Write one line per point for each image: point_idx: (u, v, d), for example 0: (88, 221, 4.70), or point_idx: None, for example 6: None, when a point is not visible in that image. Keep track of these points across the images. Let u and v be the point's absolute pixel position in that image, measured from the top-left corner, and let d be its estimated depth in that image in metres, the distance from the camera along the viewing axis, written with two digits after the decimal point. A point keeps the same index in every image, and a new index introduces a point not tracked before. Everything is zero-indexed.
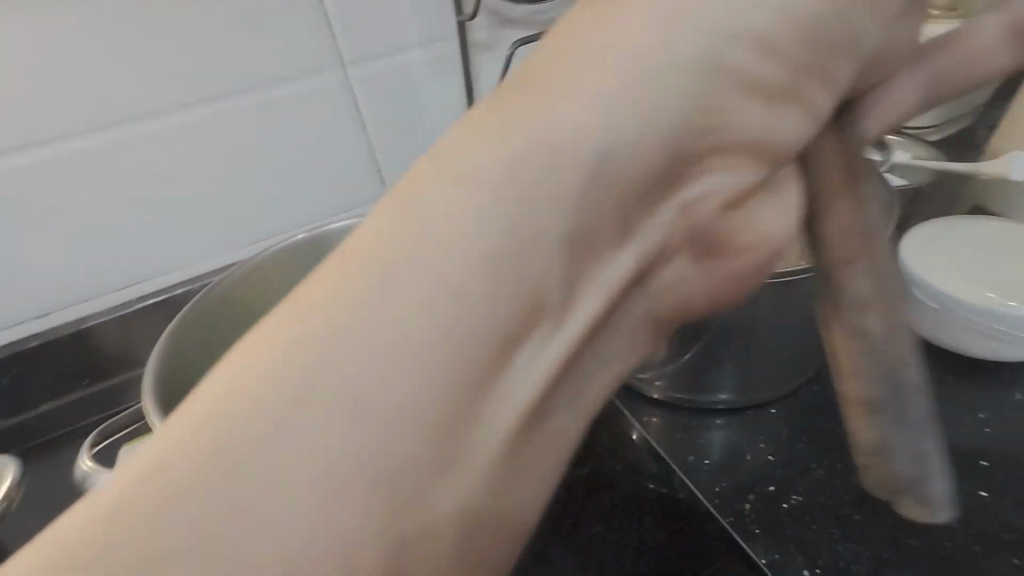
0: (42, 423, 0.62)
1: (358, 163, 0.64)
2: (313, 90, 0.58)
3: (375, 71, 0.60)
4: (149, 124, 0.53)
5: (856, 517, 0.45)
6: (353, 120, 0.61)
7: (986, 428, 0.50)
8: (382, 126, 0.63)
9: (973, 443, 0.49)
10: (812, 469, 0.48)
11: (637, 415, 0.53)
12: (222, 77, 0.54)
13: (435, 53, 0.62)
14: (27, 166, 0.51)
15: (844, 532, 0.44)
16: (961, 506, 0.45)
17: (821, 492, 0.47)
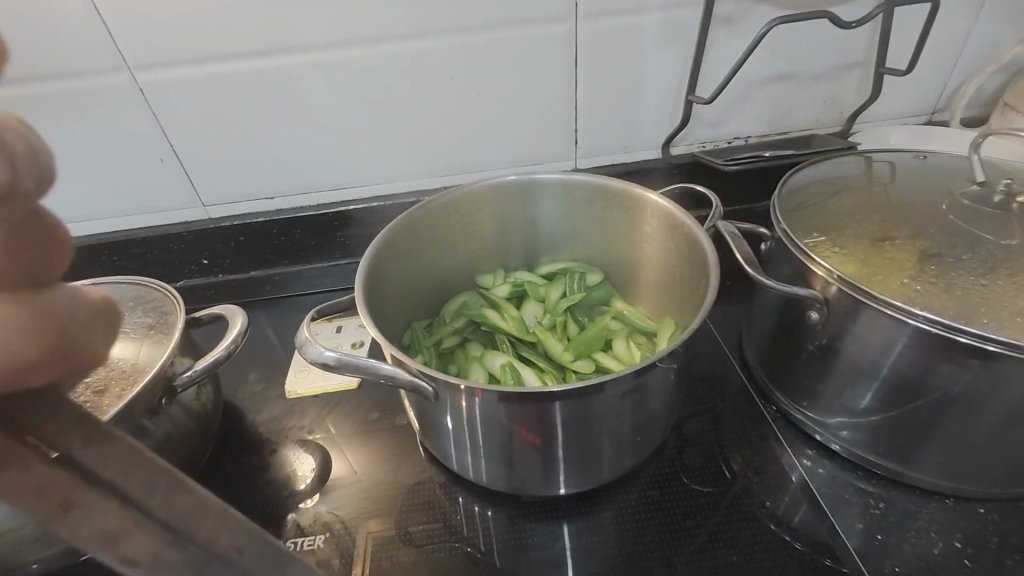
0: (286, 275, 0.81)
1: (564, 114, 0.73)
2: (539, 38, 0.67)
3: (607, 29, 0.67)
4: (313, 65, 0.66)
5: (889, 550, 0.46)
6: (571, 72, 0.70)
7: (948, 500, 0.47)
8: (598, 82, 0.71)
9: (933, 500, 0.47)
10: (858, 493, 0.49)
11: (784, 443, 0.53)
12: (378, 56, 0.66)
13: (669, 21, 0.67)
14: (332, 60, 0.66)
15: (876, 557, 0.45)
16: (1004, 567, 0.44)
17: (853, 505, 0.48)
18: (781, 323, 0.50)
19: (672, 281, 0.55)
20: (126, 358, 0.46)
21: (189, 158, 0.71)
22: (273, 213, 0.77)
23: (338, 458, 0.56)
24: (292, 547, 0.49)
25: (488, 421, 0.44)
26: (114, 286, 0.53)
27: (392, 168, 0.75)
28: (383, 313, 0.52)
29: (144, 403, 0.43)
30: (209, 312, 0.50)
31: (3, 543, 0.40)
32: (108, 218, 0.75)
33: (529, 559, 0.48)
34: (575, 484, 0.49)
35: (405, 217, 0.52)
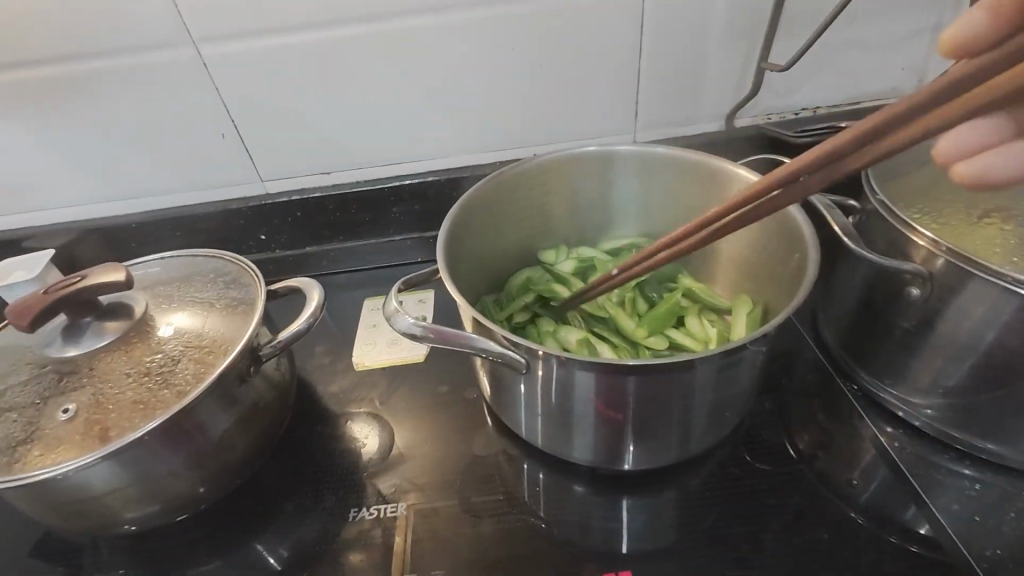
0: (339, 251, 0.82)
1: (626, 86, 0.71)
2: (608, 4, 0.65)
3: None
4: (374, 35, 0.65)
5: (986, 530, 0.44)
6: (637, 40, 0.67)
7: None
8: (663, 50, 0.68)
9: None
10: (948, 475, 0.48)
11: (864, 422, 0.52)
12: (441, 25, 0.65)
13: None
14: (394, 30, 0.65)
15: (973, 538, 0.44)
16: None
17: (942, 485, 0.47)
18: (869, 299, 0.48)
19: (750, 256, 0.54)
20: (212, 327, 0.46)
21: (249, 132, 0.71)
22: (330, 188, 0.77)
23: (409, 429, 0.57)
24: (374, 514, 0.50)
25: (572, 393, 0.44)
26: (191, 259, 0.53)
27: (447, 142, 0.74)
28: (457, 288, 0.52)
29: (236, 369, 0.44)
30: (288, 284, 0.50)
31: (106, 501, 0.42)
32: (172, 194, 0.76)
33: (605, 532, 0.48)
34: (652, 460, 0.49)
35: (479, 187, 0.51)
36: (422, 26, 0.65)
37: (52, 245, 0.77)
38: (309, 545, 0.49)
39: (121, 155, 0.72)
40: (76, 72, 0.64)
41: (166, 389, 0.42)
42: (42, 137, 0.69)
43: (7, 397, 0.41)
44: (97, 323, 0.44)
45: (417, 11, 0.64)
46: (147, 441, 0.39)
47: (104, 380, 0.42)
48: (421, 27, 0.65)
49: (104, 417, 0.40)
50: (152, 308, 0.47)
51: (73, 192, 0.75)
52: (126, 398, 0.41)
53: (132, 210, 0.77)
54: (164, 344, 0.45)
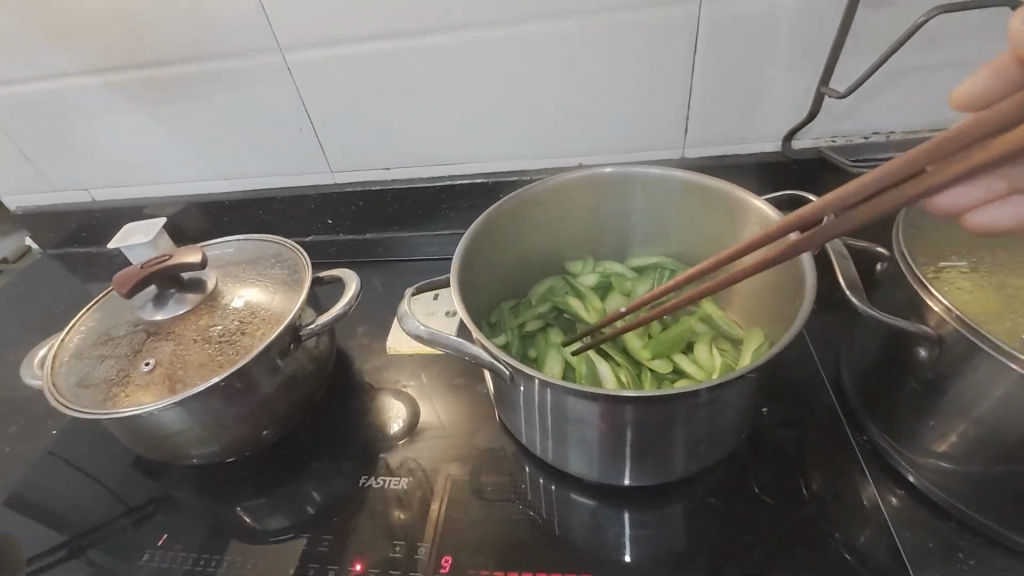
0: (393, 239, 0.90)
1: (676, 102, 0.71)
2: (660, 23, 0.65)
3: (734, 13, 0.63)
4: (433, 48, 0.70)
5: None
6: (689, 58, 0.67)
7: None
8: (717, 69, 0.67)
9: None
10: (947, 543, 0.46)
11: (866, 475, 0.51)
12: (495, 40, 0.68)
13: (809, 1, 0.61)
14: (452, 43, 0.69)
15: None
16: None
17: (937, 551, 0.46)
18: (885, 352, 0.47)
19: (767, 290, 0.53)
20: (264, 307, 0.54)
21: (323, 130, 0.80)
22: (389, 182, 0.84)
23: (426, 413, 0.63)
24: (381, 484, 0.57)
25: (559, 405, 0.47)
26: (258, 244, 0.62)
27: (496, 146, 0.78)
28: (478, 291, 0.57)
29: (279, 344, 0.52)
30: (332, 274, 0.58)
31: (174, 440, 0.52)
32: (257, 178, 0.87)
33: (582, 535, 0.52)
34: (634, 477, 0.51)
35: (505, 202, 0.55)
36: (478, 41, 0.69)
37: (165, 214, 0.92)
38: (328, 500, 0.57)
39: (219, 143, 0.83)
40: (187, 73, 0.75)
41: (222, 354, 0.51)
42: (160, 125, 0.82)
43: (110, 346, 0.53)
44: (179, 294, 0.54)
45: (473, 26, 0.68)
46: (205, 397, 0.49)
47: (178, 341, 0.52)
48: (477, 41, 0.69)
49: (175, 371, 0.50)
50: (220, 284, 0.57)
51: (182, 171, 0.88)
52: (192, 358, 0.50)
53: (226, 189, 0.89)
54: (226, 316, 0.54)
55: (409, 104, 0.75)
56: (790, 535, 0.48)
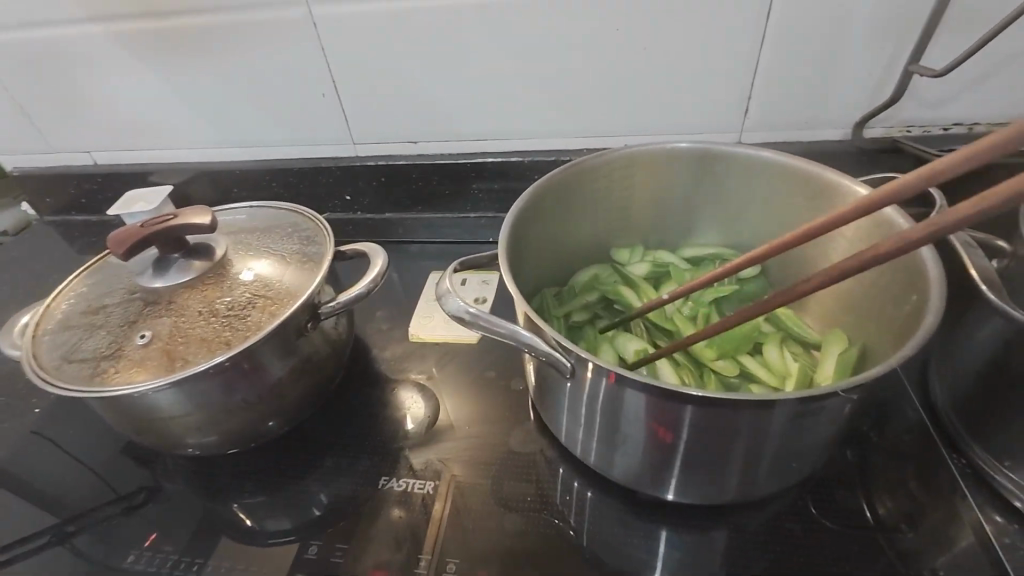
0: (415, 220, 0.83)
1: (740, 80, 0.64)
2: None
3: None
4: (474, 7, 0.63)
5: None
6: (760, 30, 0.60)
7: None
8: (789, 44, 0.60)
9: None
10: None
11: (970, 506, 0.44)
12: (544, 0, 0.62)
13: None
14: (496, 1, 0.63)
15: None
16: None
17: None
18: (999, 361, 0.40)
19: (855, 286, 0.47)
20: (279, 280, 0.48)
21: (347, 97, 0.73)
22: (415, 157, 0.78)
23: (453, 408, 0.57)
24: (402, 486, 0.51)
25: (616, 406, 0.41)
26: (275, 212, 0.56)
27: (534, 122, 0.72)
28: (522, 270, 0.51)
29: (295, 323, 0.46)
30: (356, 248, 0.51)
31: (170, 425, 0.45)
32: (272, 147, 0.81)
33: (625, 556, 0.46)
34: (694, 494, 0.45)
35: (559, 172, 0.49)
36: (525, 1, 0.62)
37: (170, 181, 0.86)
38: (337, 501, 0.51)
39: (234, 106, 0.77)
40: (203, 25, 0.69)
41: (229, 331, 0.44)
42: (171, 83, 0.76)
43: (103, 315, 0.46)
44: (183, 261, 0.48)
45: None
46: (205, 378, 0.42)
47: (179, 313, 0.45)
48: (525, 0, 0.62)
49: (174, 346, 0.43)
50: (231, 252, 0.50)
51: (192, 135, 0.82)
52: (194, 333, 0.44)
53: (238, 157, 0.83)
54: (235, 289, 0.47)
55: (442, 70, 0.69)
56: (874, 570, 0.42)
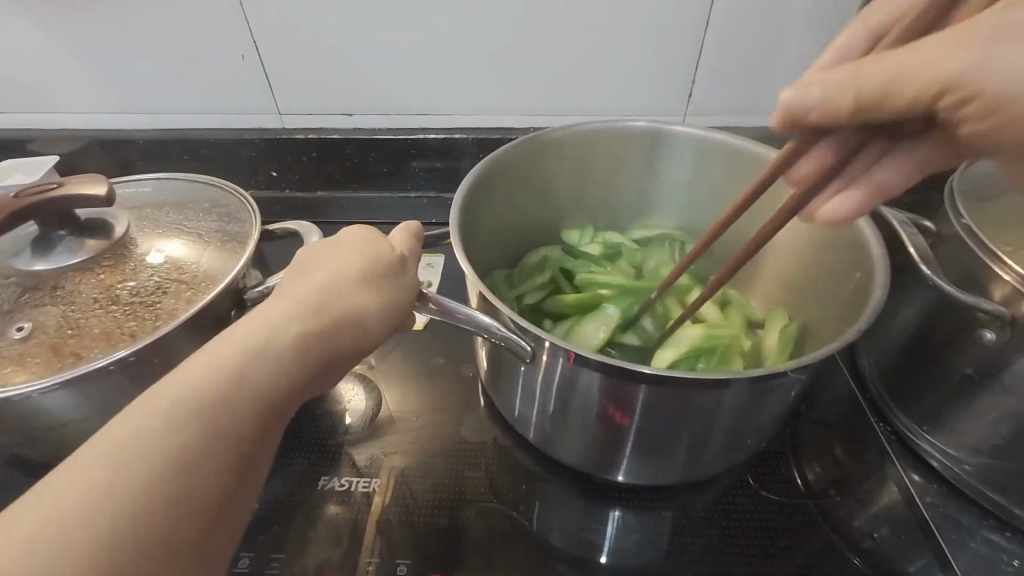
0: (351, 199, 0.77)
1: (685, 63, 0.64)
2: None
3: None
4: None
5: None
6: (705, 13, 0.60)
7: None
8: (733, 29, 0.61)
9: None
10: (975, 537, 0.43)
11: (893, 468, 0.47)
12: None
13: None
14: None
15: None
16: None
17: (966, 548, 0.42)
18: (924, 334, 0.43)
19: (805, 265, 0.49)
20: (197, 263, 0.42)
21: (272, 61, 0.66)
22: (350, 130, 0.72)
23: (399, 399, 0.53)
24: (344, 487, 0.47)
25: (572, 388, 0.40)
26: (188, 185, 0.49)
27: (479, 97, 0.68)
28: (472, 248, 0.49)
29: (217, 310, 0.40)
30: (287, 227, 0.46)
31: (64, 431, 0.39)
32: (183, 115, 0.72)
33: (581, 540, 0.45)
34: (647, 475, 0.44)
35: (511, 146, 0.47)
36: None
37: (56, 151, 0.74)
38: (269, 506, 0.46)
39: (134, 66, 0.67)
40: None
41: (134, 320, 0.38)
42: (54, 35, 0.65)
43: None
44: (72, 239, 0.41)
45: None
46: (104, 375, 0.36)
47: (70, 301, 0.38)
48: None
49: (64, 340, 0.37)
50: (135, 230, 0.43)
51: (81, 98, 0.70)
52: (90, 324, 0.38)
53: (140, 125, 0.73)
54: (141, 272, 0.41)
55: (380, 36, 0.64)
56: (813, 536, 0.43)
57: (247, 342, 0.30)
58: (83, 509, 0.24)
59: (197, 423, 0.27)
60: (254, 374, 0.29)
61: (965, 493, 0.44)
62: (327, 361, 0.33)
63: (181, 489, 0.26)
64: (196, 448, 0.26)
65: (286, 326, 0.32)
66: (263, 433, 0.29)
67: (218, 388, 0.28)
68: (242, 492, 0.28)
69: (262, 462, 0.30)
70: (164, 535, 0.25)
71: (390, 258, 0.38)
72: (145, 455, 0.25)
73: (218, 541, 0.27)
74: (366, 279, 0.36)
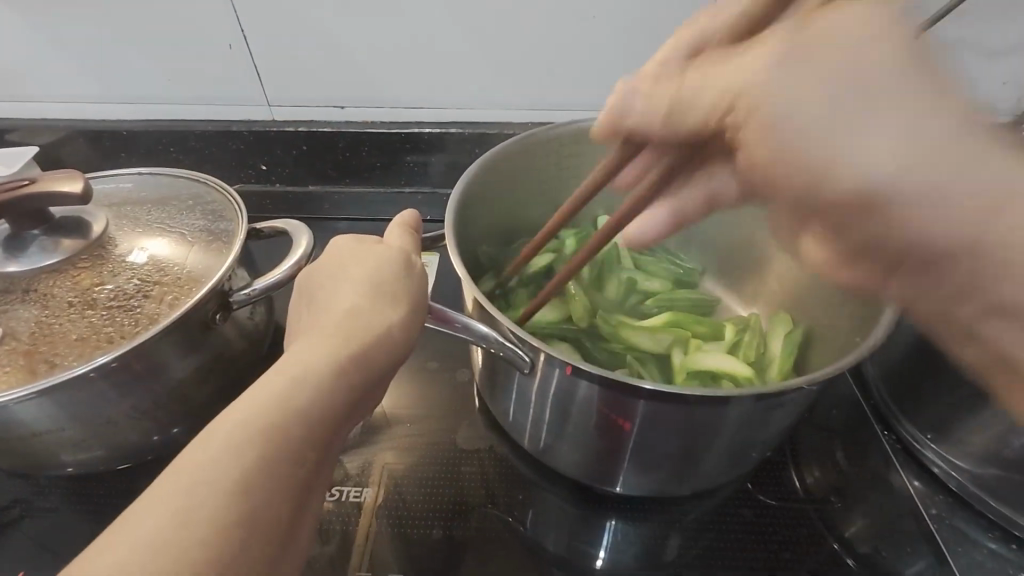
0: (343, 194, 0.75)
1: None
2: None
3: None
4: None
5: None
6: None
7: None
8: None
9: None
10: (980, 548, 0.42)
11: (897, 475, 0.46)
12: None
13: None
14: None
15: None
16: None
17: (971, 559, 0.41)
18: (932, 341, 0.42)
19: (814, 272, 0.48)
20: (181, 263, 0.40)
21: (261, 50, 0.64)
22: (342, 123, 0.70)
23: (391, 404, 0.51)
24: (334, 496, 0.45)
25: (571, 397, 0.38)
26: (172, 181, 0.47)
27: (477, 90, 0.66)
28: (469, 246, 0.47)
29: (201, 314, 0.38)
30: (276, 225, 0.44)
31: (39, 440, 0.37)
32: (168, 106, 0.69)
33: (580, 551, 0.44)
34: (648, 487, 0.43)
35: (511, 142, 0.46)
36: None
37: (37, 142, 0.71)
38: None
39: (116, 53, 0.64)
40: None
41: (112, 325, 0.36)
42: (32, 21, 0.62)
43: None
44: (47, 238, 0.39)
45: None
46: (79, 384, 0.34)
47: (44, 305, 0.36)
48: None
49: (37, 347, 0.35)
50: (114, 229, 0.41)
51: (61, 87, 0.68)
52: (65, 330, 0.36)
53: (124, 116, 0.70)
54: (121, 274, 0.39)
55: (373, 25, 0.61)
56: (814, 546, 0.42)
57: (295, 369, 0.29)
58: (160, 541, 0.23)
59: (255, 450, 0.25)
60: (301, 402, 0.28)
61: (971, 504, 0.44)
62: (371, 380, 0.32)
63: (248, 515, 0.24)
64: (260, 474, 0.25)
65: (337, 349, 0.31)
66: (319, 459, 0.28)
67: (268, 414, 0.27)
68: (307, 513, 0.28)
69: (321, 486, 0.29)
70: (237, 562, 0.24)
71: (398, 260, 0.37)
72: (207, 484, 0.24)
73: (285, 565, 0.26)
74: (393, 300, 0.35)
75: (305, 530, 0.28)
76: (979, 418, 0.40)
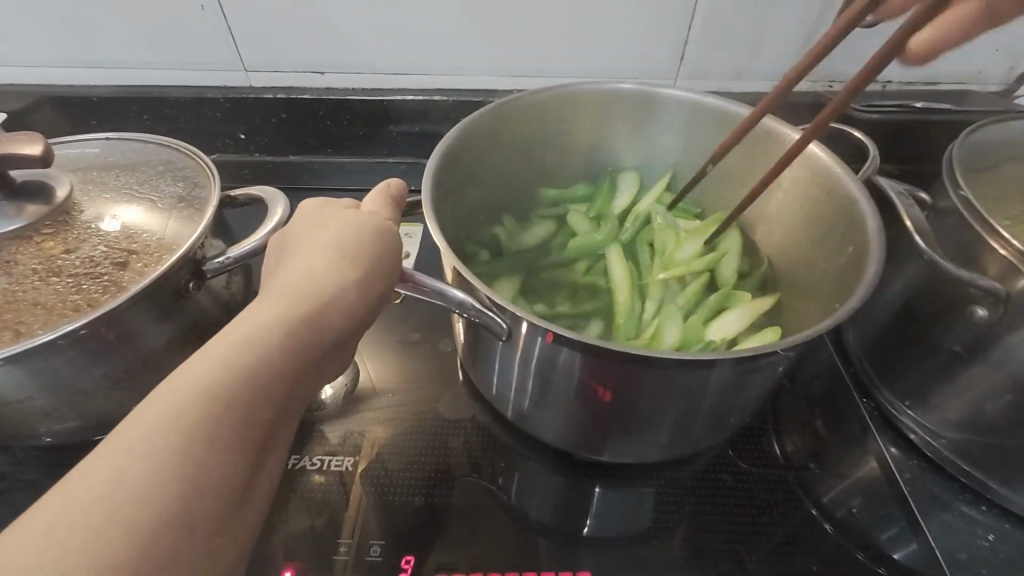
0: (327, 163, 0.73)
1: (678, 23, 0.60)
2: None
3: None
4: None
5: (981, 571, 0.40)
6: None
7: None
8: None
9: None
10: (951, 508, 0.43)
11: (874, 441, 0.47)
12: None
13: None
14: None
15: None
16: None
17: (939, 518, 0.43)
18: (912, 307, 0.43)
19: (797, 244, 0.48)
20: (152, 231, 0.39)
21: (235, 12, 0.61)
22: (322, 90, 0.67)
23: (374, 374, 0.51)
24: (318, 465, 0.45)
25: (550, 363, 0.38)
26: (143, 147, 0.45)
27: (461, 57, 0.64)
28: (450, 217, 0.46)
29: (173, 282, 0.37)
30: (251, 194, 0.43)
31: (12, 409, 0.36)
32: (139, 70, 0.66)
33: (562, 515, 0.44)
34: (627, 454, 0.44)
35: (490, 109, 0.45)
36: None
37: (2, 109, 0.68)
38: None
39: (81, 13, 0.61)
40: None
41: (78, 293, 0.35)
42: None
43: None
44: (8, 204, 0.37)
45: None
46: (48, 351, 0.33)
47: (8, 272, 0.35)
48: None
49: (1, 315, 0.34)
50: (81, 195, 0.40)
51: (25, 48, 0.64)
52: (30, 297, 0.35)
53: (94, 81, 0.68)
54: (88, 241, 0.38)
55: None
56: (785, 506, 0.43)
57: (244, 329, 0.28)
58: (104, 495, 0.22)
59: (196, 407, 0.25)
60: (247, 358, 0.27)
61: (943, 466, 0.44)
62: (327, 341, 0.31)
63: (189, 471, 0.24)
64: (207, 430, 0.25)
65: (291, 309, 0.30)
66: (274, 417, 0.28)
67: (217, 375, 0.26)
68: (261, 468, 0.28)
69: (277, 445, 0.29)
70: (184, 519, 0.23)
71: (374, 226, 0.36)
72: (171, 442, 0.24)
73: (242, 523, 0.26)
74: (355, 261, 0.34)
75: (259, 488, 0.28)
76: (956, 383, 0.41)
